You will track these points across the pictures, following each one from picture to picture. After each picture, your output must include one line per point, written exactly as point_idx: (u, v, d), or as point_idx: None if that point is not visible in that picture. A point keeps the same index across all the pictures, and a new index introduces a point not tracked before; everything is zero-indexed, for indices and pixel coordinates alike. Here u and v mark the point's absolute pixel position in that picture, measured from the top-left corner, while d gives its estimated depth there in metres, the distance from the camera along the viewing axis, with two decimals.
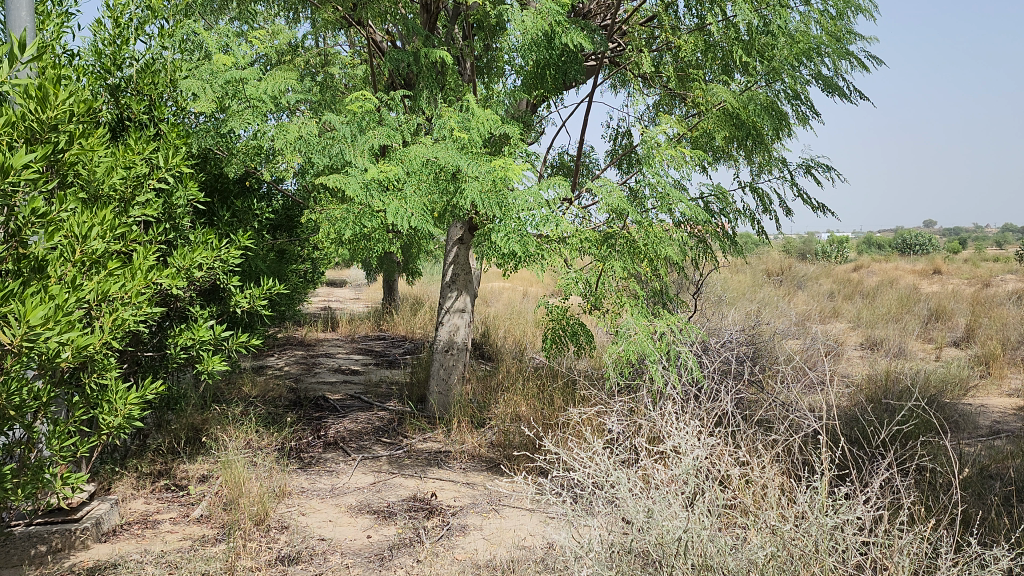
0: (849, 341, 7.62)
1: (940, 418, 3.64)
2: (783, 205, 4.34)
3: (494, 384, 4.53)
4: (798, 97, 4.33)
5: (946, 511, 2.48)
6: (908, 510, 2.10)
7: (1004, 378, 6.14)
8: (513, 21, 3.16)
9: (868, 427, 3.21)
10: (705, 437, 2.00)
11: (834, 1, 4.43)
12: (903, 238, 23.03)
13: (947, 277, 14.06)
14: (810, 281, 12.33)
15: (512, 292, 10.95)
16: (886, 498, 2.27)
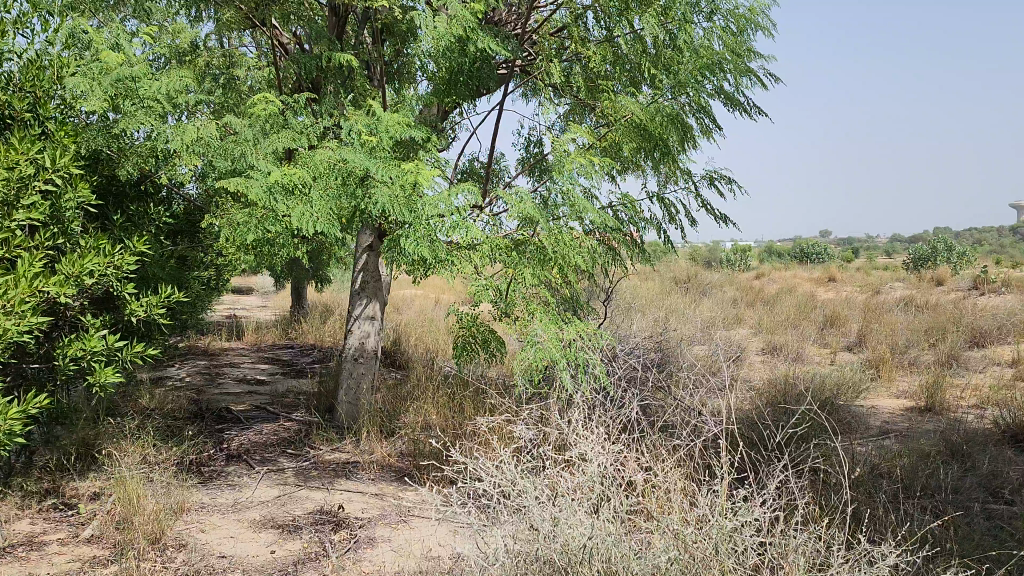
0: (751, 346, 7.87)
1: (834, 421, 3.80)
2: (688, 215, 4.45)
3: (404, 393, 4.48)
4: (701, 110, 4.46)
5: (840, 509, 2.59)
6: (803, 510, 2.18)
7: (893, 381, 6.47)
8: (424, 27, 3.14)
9: (767, 431, 3.32)
10: (612, 443, 2.03)
11: (735, 19, 4.58)
12: (801, 247, 23.99)
13: (840, 285, 14.71)
14: (714, 289, 12.71)
15: (424, 300, 10.90)
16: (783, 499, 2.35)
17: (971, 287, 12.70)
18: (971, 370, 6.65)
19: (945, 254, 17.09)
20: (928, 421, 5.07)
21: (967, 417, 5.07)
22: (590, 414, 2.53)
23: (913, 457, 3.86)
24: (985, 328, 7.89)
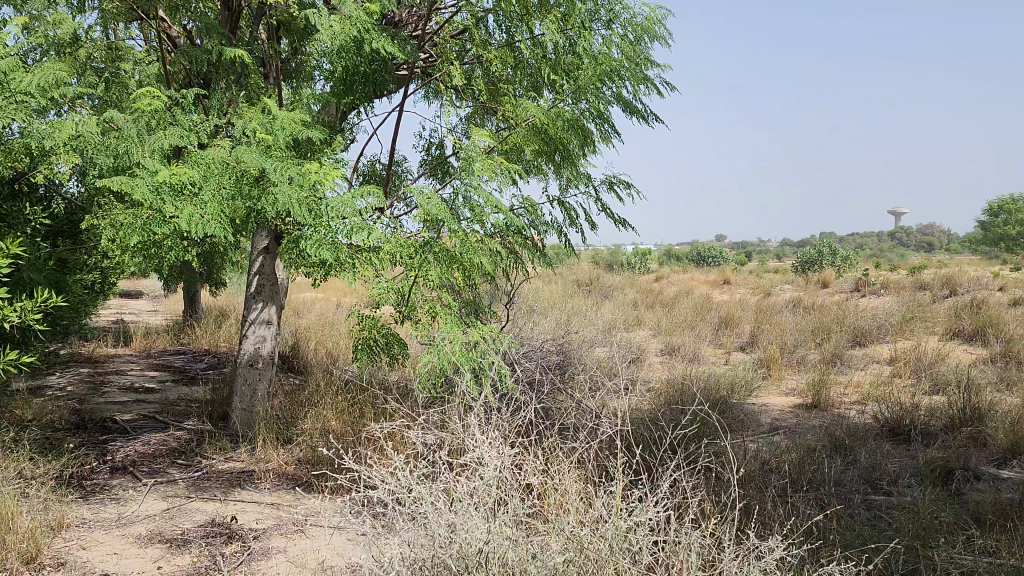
0: (649, 348, 8.06)
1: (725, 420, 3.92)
2: (588, 219, 4.52)
3: (302, 399, 4.38)
4: (600, 116, 4.53)
5: (731, 506, 2.67)
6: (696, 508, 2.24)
7: (782, 379, 6.74)
8: (320, 25, 3.08)
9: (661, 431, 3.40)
10: (507, 448, 2.03)
11: (633, 28, 4.69)
12: (697, 251, 24.72)
13: (734, 288, 15.25)
14: (615, 291, 12.97)
15: (325, 303, 10.69)
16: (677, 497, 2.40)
17: (854, 289, 13.39)
18: (853, 368, 7.00)
19: (830, 258, 17.96)
20: (814, 418, 5.30)
21: (850, 413, 5.33)
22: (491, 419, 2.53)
23: (800, 452, 4.03)
24: (866, 328, 8.33)
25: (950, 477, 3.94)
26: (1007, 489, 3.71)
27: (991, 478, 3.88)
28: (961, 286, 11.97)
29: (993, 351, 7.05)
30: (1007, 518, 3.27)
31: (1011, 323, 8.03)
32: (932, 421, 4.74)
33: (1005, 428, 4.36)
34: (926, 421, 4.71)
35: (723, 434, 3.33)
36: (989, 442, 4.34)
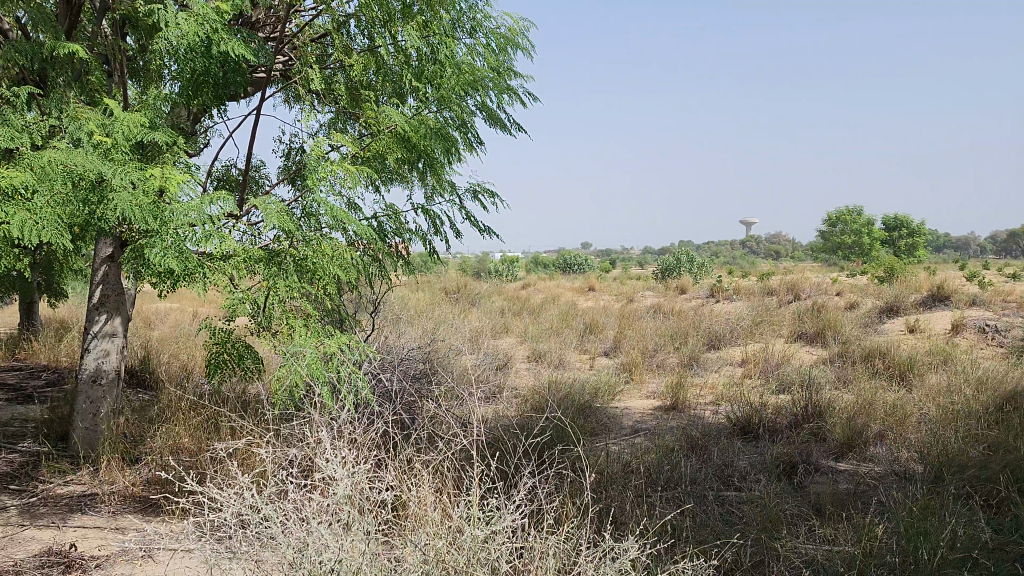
0: (517, 354, 8.15)
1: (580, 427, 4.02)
2: (452, 227, 4.53)
3: (151, 416, 4.14)
4: (464, 125, 4.55)
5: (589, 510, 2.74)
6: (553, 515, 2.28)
7: (643, 382, 6.97)
8: (167, 23, 2.94)
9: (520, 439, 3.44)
10: (355, 464, 2.00)
11: (496, 38, 4.74)
12: (564, 259, 25.23)
13: (598, 294, 15.69)
14: (483, 299, 13.05)
15: (181, 313, 10.18)
16: (536, 505, 2.44)
17: (709, 294, 14.07)
18: (708, 370, 7.35)
19: (688, 266, 18.78)
20: (672, 419, 5.52)
21: (705, 413, 5.58)
22: (344, 432, 2.48)
23: (658, 453, 4.18)
24: (720, 332, 8.76)
25: (794, 471, 4.20)
26: (844, 480, 3.99)
27: (830, 470, 4.16)
28: (805, 291, 12.82)
29: (832, 351, 7.59)
30: (844, 507, 3.51)
31: (847, 325, 8.66)
32: (778, 419, 5.04)
33: (842, 423, 4.69)
34: (773, 419, 5.00)
35: (577, 440, 3.40)
36: (828, 437, 4.65)
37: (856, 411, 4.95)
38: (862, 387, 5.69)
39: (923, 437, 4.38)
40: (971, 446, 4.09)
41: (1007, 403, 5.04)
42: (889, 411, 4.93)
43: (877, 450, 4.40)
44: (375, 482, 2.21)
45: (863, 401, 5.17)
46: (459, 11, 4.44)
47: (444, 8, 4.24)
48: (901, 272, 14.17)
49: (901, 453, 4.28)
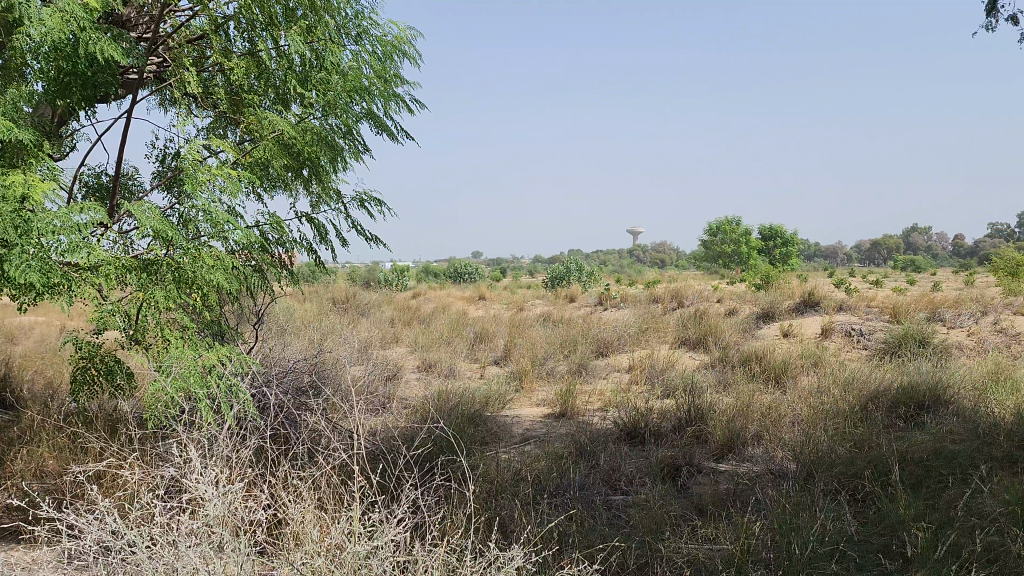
0: (406, 365, 8.06)
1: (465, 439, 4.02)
2: (338, 236, 4.45)
3: (11, 437, 3.86)
4: (350, 132, 4.49)
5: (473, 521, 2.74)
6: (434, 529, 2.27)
7: (533, 390, 7.04)
8: (29, 18, 2.77)
9: (404, 453, 3.41)
10: (227, 485, 1.93)
11: (383, 46, 4.71)
12: (454, 268, 25.19)
13: (488, 303, 15.75)
14: (372, 309, 12.86)
15: (45, 327, 9.55)
16: (417, 519, 2.43)
17: (596, 303, 14.36)
18: (597, 377, 7.48)
19: (576, 275, 19.12)
20: (561, 425, 5.59)
21: (593, 419, 5.67)
22: (217, 454, 2.39)
23: (548, 460, 4.22)
24: (607, 339, 8.95)
25: (678, 473, 4.32)
26: (723, 480, 4.14)
27: (712, 471, 4.30)
28: (687, 299, 13.28)
29: (712, 356, 7.88)
30: (723, 506, 3.65)
31: (726, 331, 9.02)
32: (663, 423, 5.18)
33: (721, 425, 4.87)
34: (657, 423, 5.14)
35: (461, 452, 3.40)
36: (709, 439, 4.81)
37: (735, 413, 5.14)
38: (740, 390, 5.93)
39: (797, 436, 4.60)
40: (839, 444, 4.32)
41: (871, 402, 5.36)
42: (766, 413, 5.16)
43: (755, 451, 4.58)
44: (249, 504, 2.14)
45: (741, 403, 5.38)
46: (344, 17, 4.38)
47: (329, 14, 4.18)
48: (775, 279, 14.90)
49: (776, 452, 4.48)
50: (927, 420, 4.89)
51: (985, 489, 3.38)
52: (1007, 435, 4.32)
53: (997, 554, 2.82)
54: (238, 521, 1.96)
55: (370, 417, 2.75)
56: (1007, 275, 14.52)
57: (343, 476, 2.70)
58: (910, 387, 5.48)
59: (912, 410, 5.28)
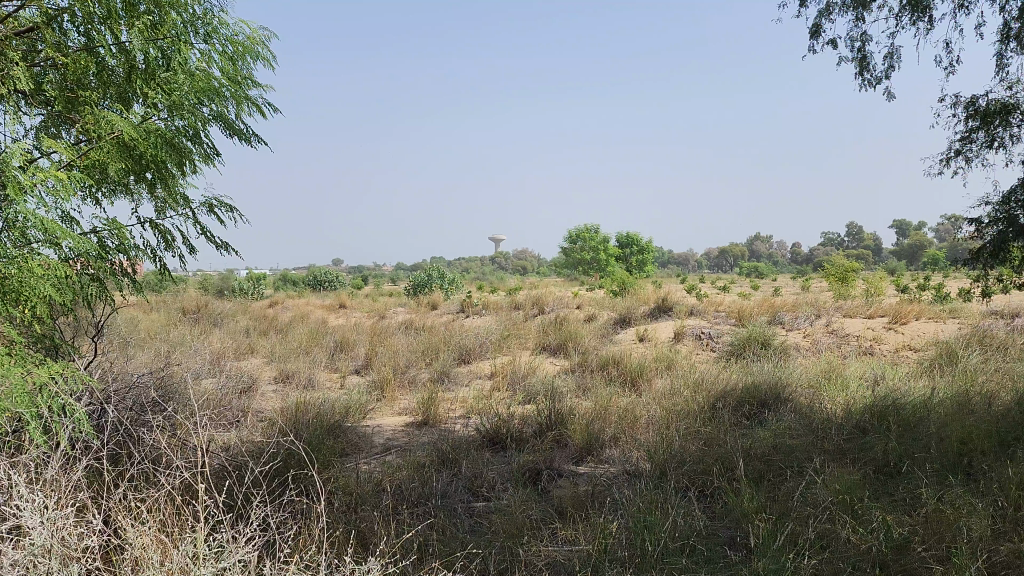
0: (263, 376, 7.78)
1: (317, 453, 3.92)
2: (186, 243, 4.25)
3: None
4: (199, 135, 4.30)
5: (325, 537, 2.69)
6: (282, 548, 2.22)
7: (394, 399, 6.96)
8: None
9: (253, 469, 3.30)
10: (53, 515, 1.81)
11: (235, 47, 4.55)
12: (313, 275, 24.56)
13: (348, 312, 15.45)
14: (226, 319, 12.35)
15: None
16: (265, 538, 2.36)
17: (459, 310, 14.39)
18: (459, 384, 7.50)
19: (438, 282, 19.10)
20: (423, 434, 5.56)
21: (456, 427, 5.68)
22: (40, 479, 2.21)
23: (410, 469, 4.19)
24: (469, 346, 8.99)
25: (539, 477, 4.39)
26: (582, 482, 4.24)
27: (571, 474, 4.41)
28: (548, 305, 13.55)
29: (572, 361, 8.07)
30: (582, 507, 3.74)
31: (585, 337, 9.27)
32: (524, 428, 5.25)
33: (580, 428, 5.00)
34: (519, 428, 5.20)
35: (314, 464, 3.32)
36: (569, 443, 4.93)
37: (593, 417, 5.29)
38: (599, 394, 6.10)
39: (651, 437, 4.78)
40: (690, 442, 4.53)
41: (718, 401, 5.66)
42: (622, 415, 5.33)
43: (612, 452, 4.73)
44: (79, 533, 2.01)
45: (599, 407, 5.54)
46: (193, 14, 4.19)
47: (176, 11, 3.99)
48: (631, 286, 15.46)
49: (632, 453, 4.64)
50: (768, 417, 5.21)
51: (819, 480, 3.63)
52: (837, 429, 4.67)
53: (828, 541, 3.04)
54: (66, 547, 1.84)
55: (212, 434, 2.64)
56: (837, 281, 15.71)
57: (184, 497, 2.58)
58: (753, 386, 5.83)
59: (755, 408, 5.61)
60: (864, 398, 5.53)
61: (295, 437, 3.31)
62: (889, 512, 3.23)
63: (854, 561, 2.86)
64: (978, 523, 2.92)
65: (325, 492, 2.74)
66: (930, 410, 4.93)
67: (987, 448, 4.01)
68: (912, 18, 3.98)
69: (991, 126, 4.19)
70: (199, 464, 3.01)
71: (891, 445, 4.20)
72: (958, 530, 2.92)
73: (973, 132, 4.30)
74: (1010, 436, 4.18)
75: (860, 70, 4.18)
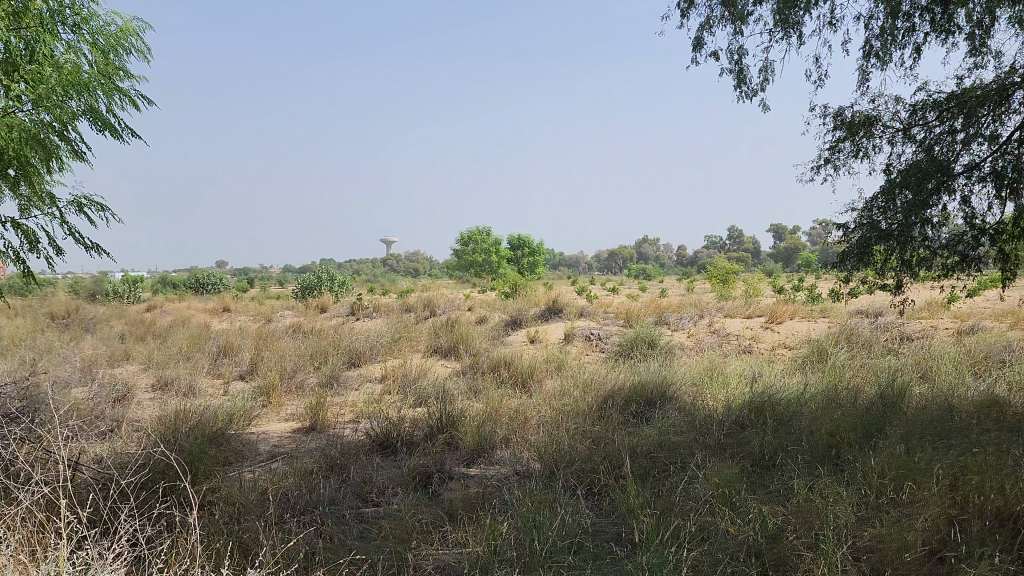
0: (139, 384, 7.43)
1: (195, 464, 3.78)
2: (53, 244, 4.02)
3: None
4: (67, 130, 4.07)
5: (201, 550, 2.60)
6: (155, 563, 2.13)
7: (281, 405, 6.78)
8: None
9: (123, 482, 3.15)
10: None
11: (106, 39, 4.33)
12: (195, 278, 23.63)
13: (233, 315, 14.93)
14: (99, 323, 11.71)
15: None
16: (135, 554, 2.26)
17: (349, 313, 14.15)
18: (349, 389, 7.37)
19: (328, 284, 18.73)
20: (311, 440, 5.44)
21: (345, 432, 5.57)
22: None
23: (296, 476, 4.08)
24: (360, 350, 8.86)
25: (429, 480, 4.37)
26: (473, 483, 4.25)
27: (461, 476, 4.40)
28: (439, 308, 13.51)
29: (464, 363, 8.07)
30: (473, 509, 3.75)
31: (477, 339, 9.29)
32: (415, 431, 5.21)
33: (472, 431, 5.00)
34: (410, 431, 5.16)
35: (189, 474, 3.20)
36: (460, 445, 4.92)
37: (484, 418, 5.31)
38: (490, 395, 6.13)
39: (541, 437, 4.84)
40: (579, 442, 4.61)
41: (606, 401, 5.78)
42: (513, 416, 5.37)
43: (503, 454, 4.76)
44: None
45: (490, 408, 5.56)
46: (59, 3, 3.96)
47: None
48: (522, 288, 15.60)
49: (523, 453, 4.68)
50: (654, 415, 5.36)
51: (700, 475, 3.76)
52: (718, 425, 4.86)
53: (708, 532, 3.16)
54: None
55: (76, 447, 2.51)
56: (719, 283, 16.35)
57: (46, 515, 2.44)
58: (640, 386, 5.99)
59: (641, 407, 5.76)
60: (743, 394, 5.77)
61: (166, 448, 3.19)
62: (764, 503, 3.39)
63: (732, 551, 2.98)
64: (844, 510, 3.10)
65: (201, 503, 2.65)
66: (803, 404, 5.20)
67: (853, 439, 4.26)
68: (782, 33, 4.19)
69: (856, 136, 4.45)
70: (64, 478, 2.85)
71: (768, 439, 4.40)
72: (825, 517, 3.09)
73: (840, 142, 4.55)
74: (873, 428, 4.46)
75: (737, 80, 4.35)
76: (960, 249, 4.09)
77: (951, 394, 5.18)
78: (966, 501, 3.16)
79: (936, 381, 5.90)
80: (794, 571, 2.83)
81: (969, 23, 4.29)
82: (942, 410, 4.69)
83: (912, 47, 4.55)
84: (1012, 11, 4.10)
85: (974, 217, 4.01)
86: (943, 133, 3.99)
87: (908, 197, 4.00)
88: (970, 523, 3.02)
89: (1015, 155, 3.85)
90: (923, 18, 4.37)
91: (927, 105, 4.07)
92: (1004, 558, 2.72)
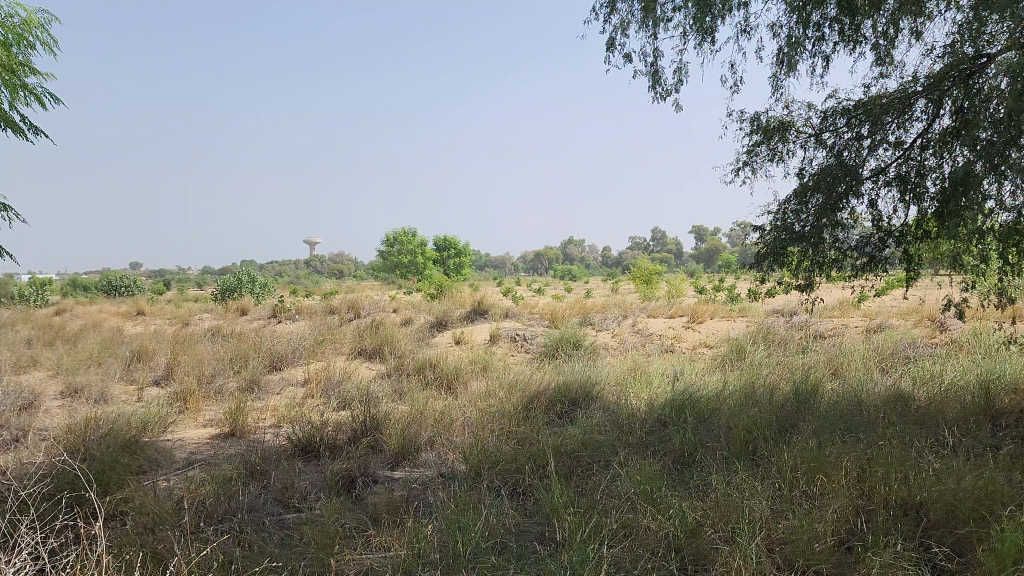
0: (46, 391, 7.10)
1: (104, 473, 3.65)
2: None
3: None
4: None
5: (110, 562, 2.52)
6: None
7: (198, 410, 6.59)
8: None
9: (26, 495, 3.01)
10: None
11: (8, 26, 4.13)
12: (108, 280, 22.76)
13: (148, 319, 14.44)
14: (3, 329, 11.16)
15: None
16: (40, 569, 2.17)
17: (270, 315, 13.85)
18: (270, 393, 7.21)
19: (248, 286, 18.30)
20: (230, 446, 5.30)
21: (266, 438, 5.45)
22: None
23: (214, 484, 3.97)
24: (281, 353, 8.68)
25: (353, 484, 4.31)
26: (397, 487, 4.21)
27: (386, 479, 4.36)
28: (363, 310, 13.34)
29: (388, 366, 8.00)
30: (397, 512, 3.71)
31: (402, 341, 9.22)
32: (339, 434, 5.14)
33: (396, 433, 4.96)
34: (333, 435, 5.08)
35: (97, 483, 3.09)
36: (384, 448, 4.87)
37: (409, 421, 5.27)
38: (415, 398, 6.09)
39: (466, 439, 4.83)
40: (504, 443, 4.63)
41: (531, 401, 5.81)
42: (438, 418, 5.35)
43: (428, 456, 4.73)
44: None
45: (415, 411, 5.53)
46: None
47: None
48: (447, 290, 15.56)
49: (448, 456, 4.66)
50: (578, 416, 5.42)
51: (622, 473, 3.82)
52: (640, 424, 4.94)
53: (630, 529, 3.21)
54: None
55: None
56: (642, 283, 16.63)
57: None
58: (564, 386, 6.05)
59: (566, 407, 5.82)
60: (664, 393, 5.88)
61: (72, 457, 3.12)
62: (683, 499, 3.46)
63: (652, 547, 3.03)
64: (760, 504, 3.19)
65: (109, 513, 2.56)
66: (722, 402, 5.33)
67: (768, 435, 4.39)
68: (698, 39, 4.30)
69: (771, 140, 4.59)
70: None
71: (687, 436, 4.50)
72: (740, 511, 3.17)
73: (756, 146, 4.68)
74: (788, 424, 4.61)
75: (653, 84, 4.44)
76: (868, 250, 4.27)
77: (860, 390, 5.40)
78: (873, 492, 3.29)
79: (846, 377, 6.14)
80: (713, 564, 2.90)
81: (875, 34, 4.48)
82: (851, 405, 4.88)
83: (822, 56, 4.72)
84: (914, 23, 4.29)
85: (882, 219, 4.19)
86: (852, 138, 4.15)
87: (820, 200, 4.15)
88: (876, 513, 3.15)
89: (918, 161, 4.04)
90: (832, 28, 4.53)
91: (836, 112, 4.23)
92: (908, 545, 2.85)
